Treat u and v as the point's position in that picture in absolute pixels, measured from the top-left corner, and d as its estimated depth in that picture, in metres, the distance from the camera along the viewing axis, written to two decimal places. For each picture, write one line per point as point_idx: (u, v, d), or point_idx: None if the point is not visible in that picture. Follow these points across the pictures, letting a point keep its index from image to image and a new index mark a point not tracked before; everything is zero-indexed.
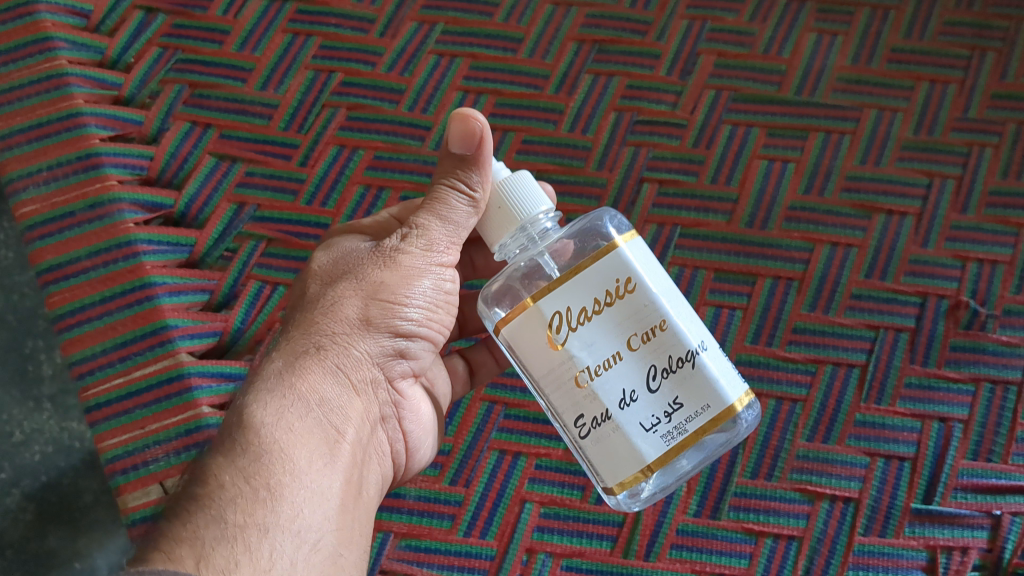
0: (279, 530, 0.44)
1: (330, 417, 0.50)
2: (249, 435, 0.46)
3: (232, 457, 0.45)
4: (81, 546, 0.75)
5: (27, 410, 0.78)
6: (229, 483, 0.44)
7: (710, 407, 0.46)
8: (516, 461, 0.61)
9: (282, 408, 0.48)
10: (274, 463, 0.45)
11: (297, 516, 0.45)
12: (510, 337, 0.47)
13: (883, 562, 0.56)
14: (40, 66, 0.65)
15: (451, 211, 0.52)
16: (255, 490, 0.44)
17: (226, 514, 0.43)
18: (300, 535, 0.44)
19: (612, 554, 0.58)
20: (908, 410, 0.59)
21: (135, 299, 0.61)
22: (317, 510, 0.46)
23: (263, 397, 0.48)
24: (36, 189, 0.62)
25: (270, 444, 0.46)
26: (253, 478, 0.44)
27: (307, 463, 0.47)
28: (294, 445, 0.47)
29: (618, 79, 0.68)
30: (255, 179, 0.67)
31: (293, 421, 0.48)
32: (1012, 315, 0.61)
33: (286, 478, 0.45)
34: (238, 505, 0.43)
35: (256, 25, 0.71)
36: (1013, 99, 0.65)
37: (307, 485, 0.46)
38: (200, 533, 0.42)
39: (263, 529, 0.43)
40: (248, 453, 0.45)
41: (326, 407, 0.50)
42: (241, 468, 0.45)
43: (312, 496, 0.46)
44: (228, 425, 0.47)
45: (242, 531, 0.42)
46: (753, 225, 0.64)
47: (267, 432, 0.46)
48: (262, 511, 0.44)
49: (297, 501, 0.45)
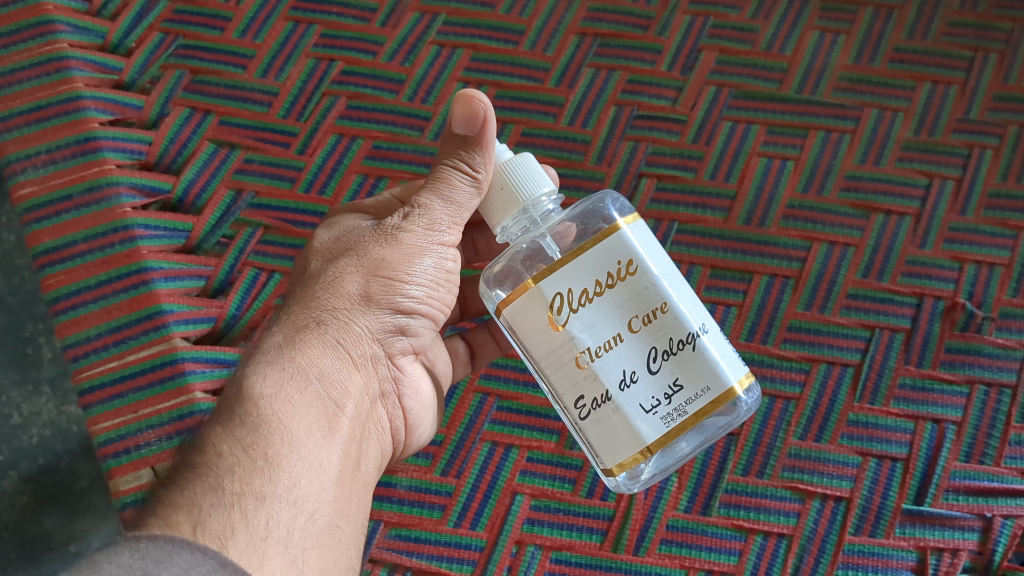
0: (276, 499, 0.44)
1: (330, 391, 0.50)
2: (248, 407, 0.46)
3: (231, 427, 0.45)
4: (77, 529, 0.75)
5: (26, 393, 0.77)
6: (227, 453, 0.44)
7: (709, 390, 0.45)
8: (508, 453, 0.61)
9: (281, 381, 0.48)
10: (272, 433, 0.45)
11: (294, 486, 0.45)
12: (511, 319, 0.47)
13: (873, 562, 0.56)
14: (40, 49, 0.65)
15: (453, 192, 0.51)
16: (253, 459, 0.44)
17: (224, 482, 0.43)
18: (296, 505, 0.45)
19: (602, 547, 0.58)
20: (901, 410, 0.59)
21: (131, 283, 0.61)
22: (315, 480, 0.46)
23: (262, 369, 0.48)
24: (34, 172, 0.63)
25: (268, 416, 0.46)
26: (250, 448, 0.44)
27: (305, 435, 0.47)
28: (292, 417, 0.47)
29: (619, 73, 0.68)
30: (253, 166, 0.67)
31: (292, 393, 0.48)
32: (1008, 318, 0.61)
33: (284, 448, 0.45)
34: (236, 474, 0.43)
35: (258, 11, 0.70)
36: (1015, 101, 0.64)
37: (305, 456, 0.46)
38: (197, 499, 0.42)
39: (260, 497, 0.43)
40: (246, 424, 0.45)
41: (326, 380, 0.50)
42: (239, 438, 0.45)
43: (310, 467, 0.46)
44: (227, 397, 0.47)
45: (238, 499, 0.43)
46: (751, 222, 0.64)
47: (266, 403, 0.46)
48: (259, 480, 0.44)
49: (295, 471, 0.45)
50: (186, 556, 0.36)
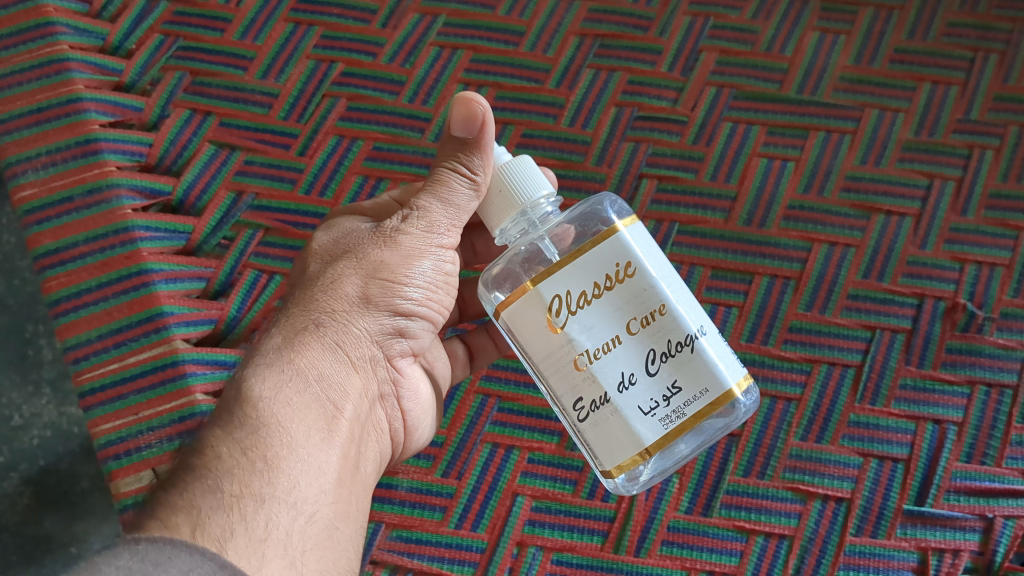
0: (275, 501, 0.44)
1: (329, 393, 0.50)
2: (247, 409, 0.46)
3: (231, 429, 0.45)
4: (77, 531, 0.75)
5: (26, 394, 0.77)
6: (226, 455, 0.44)
7: (708, 391, 0.45)
8: (509, 454, 0.61)
9: (280, 383, 0.48)
10: (271, 435, 0.45)
11: (294, 488, 0.45)
12: (510, 321, 0.47)
13: (875, 563, 0.56)
14: (40, 51, 0.65)
15: (452, 194, 0.51)
16: (252, 461, 0.44)
17: (223, 484, 0.43)
18: (296, 507, 0.45)
19: (603, 549, 0.58)
20: (902, 411, 0.59)
21: (131, 285, 0.61)
22: (314, 482, 0.46)
23: (261, 371, 0.48)
24: (34, 174, 0.63)
25: (267, 418, 0.46)
26: (250, 450, 0.44)
27: (305, 437, 0.47)
28: (291, 419, 0.47)
29: (619, 74, 0.68)
30: (254, 168, 0.67)
31: (291, 395, 0.48)
32: (1009, 318, 0.61)
33: (283, 450, 0.45)
34: (235, 476, 0.43)
35: (258, 13, 0.71)
36: (1016, 102, 0.64)
37: (304, 458, 0.46)
38: (196, 502, 0.42)
39: (259, 499, 0.43)
40: (245, 426, 0.45)
41: (325, 382, 0.50)
42: (238, 440, 0.45)
43: (309, 469, 0.46)
44: (226, 399, 0.47)
45: (238, 501, 0.43)
46: (751, 223, 0.64)
47: (265, 405, 0.46)
48: (258, 482, 0.44)
49: (294, 473, 0.45)
50: (185, 558, 0.37)
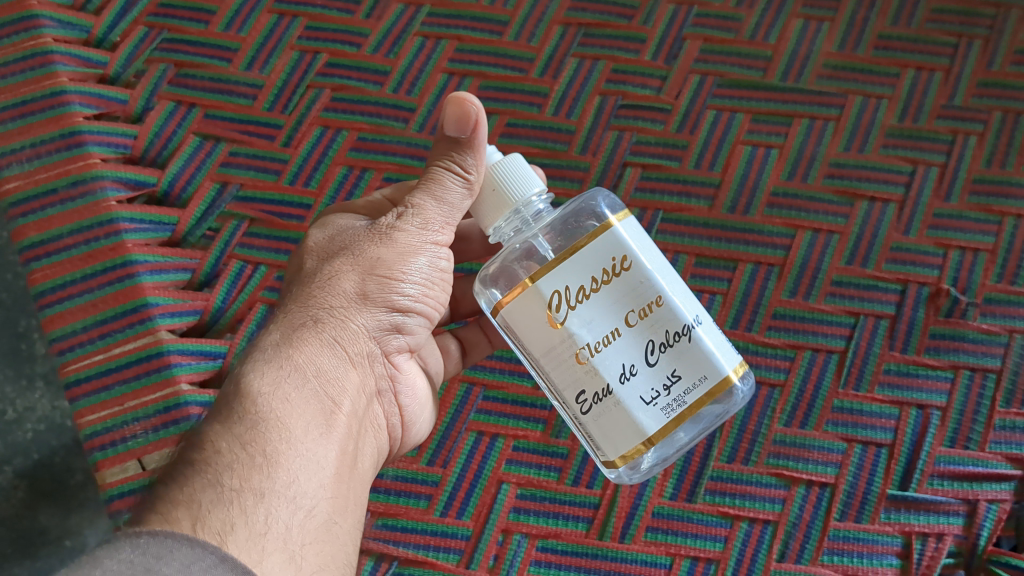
0: (275, 496, 0.44)
1: (327, 388, 0.50)
2: (246, 404, 0.46)
3: (229, 424, 0.45)
4: (72, 525, 0.75)
5: (20, 389, 0.76)
6: (226, 449, 0.44)
7: (707, 378, 0.46)
8: (493, 442, 0.61)
9: (279, 378, 0.48)
10: (270, 430, 0.46)
11: (293, 483, 0.45)
12: (509, 318, 0.46)
13: (858, 548, 0.57)
14: (24, 44, 0.65)
15: (445, 192, 0.51)
16: (251, 456, 0.44)
17: (223, 479, 0.43)
18: (295, 501, 0.45)
19: (588, 535, 0.58)
20: (886, 396, 0.59)
21: (115, 277, 0.61)
22: (313, 477, 0.46)
23: (260, 366, 0.48)
24: (19, 166, 0.63)
25: (266, 413, 0.46)
26: (249, 445, 0.44)
27: (303, 432, 0.47)
28: (290, 414, 0.47)
29: (603, 63, 0.68)
30: (239, 159, 0.67)
31: (290, 391, 0.48)
32: (992, 303, 0.61)
33: (282, 446, 0.45)
34: (235, 470, 0.43)
35: (242, 5, 0.70)
36: (1000, 87, 0.64)
37: (303, 452, 0.46)
38: (197, 496, 0.42)
39: (259, 493, 0.43)
40: (244, 420, 0.45)
41: (323, 377, 0.50)
42: (237, 435, 0.45)
43: (308, 464, 0.46)
44: (224, 395, 0.47)
45: (237, 495, 0.43)
46: (735, 211, 0.64)
47: (264, 401, 0.46)
48: (258, 477, 0.44)
49: (294, 468, 0.45)
50: (186, 551, 0.37)
